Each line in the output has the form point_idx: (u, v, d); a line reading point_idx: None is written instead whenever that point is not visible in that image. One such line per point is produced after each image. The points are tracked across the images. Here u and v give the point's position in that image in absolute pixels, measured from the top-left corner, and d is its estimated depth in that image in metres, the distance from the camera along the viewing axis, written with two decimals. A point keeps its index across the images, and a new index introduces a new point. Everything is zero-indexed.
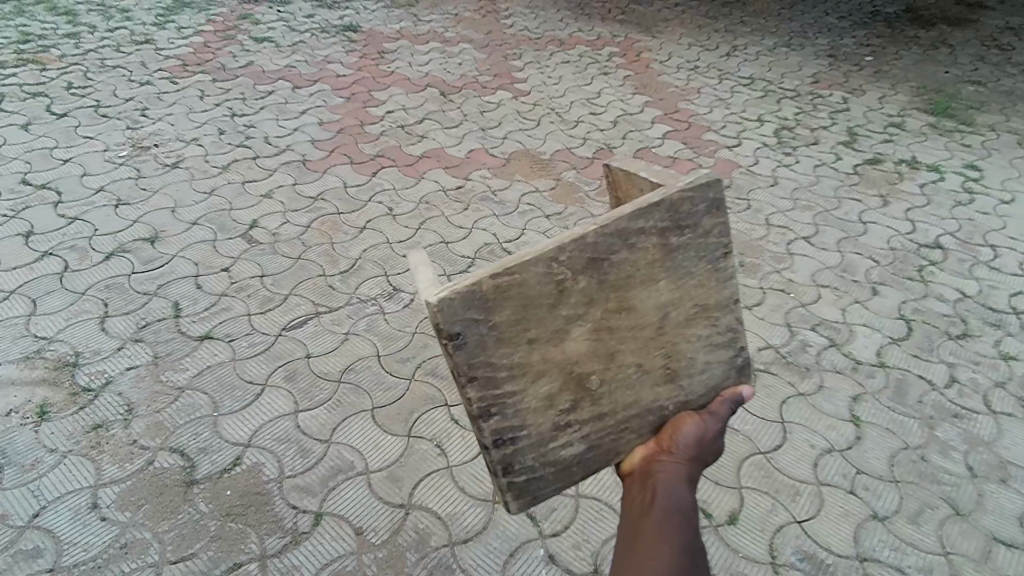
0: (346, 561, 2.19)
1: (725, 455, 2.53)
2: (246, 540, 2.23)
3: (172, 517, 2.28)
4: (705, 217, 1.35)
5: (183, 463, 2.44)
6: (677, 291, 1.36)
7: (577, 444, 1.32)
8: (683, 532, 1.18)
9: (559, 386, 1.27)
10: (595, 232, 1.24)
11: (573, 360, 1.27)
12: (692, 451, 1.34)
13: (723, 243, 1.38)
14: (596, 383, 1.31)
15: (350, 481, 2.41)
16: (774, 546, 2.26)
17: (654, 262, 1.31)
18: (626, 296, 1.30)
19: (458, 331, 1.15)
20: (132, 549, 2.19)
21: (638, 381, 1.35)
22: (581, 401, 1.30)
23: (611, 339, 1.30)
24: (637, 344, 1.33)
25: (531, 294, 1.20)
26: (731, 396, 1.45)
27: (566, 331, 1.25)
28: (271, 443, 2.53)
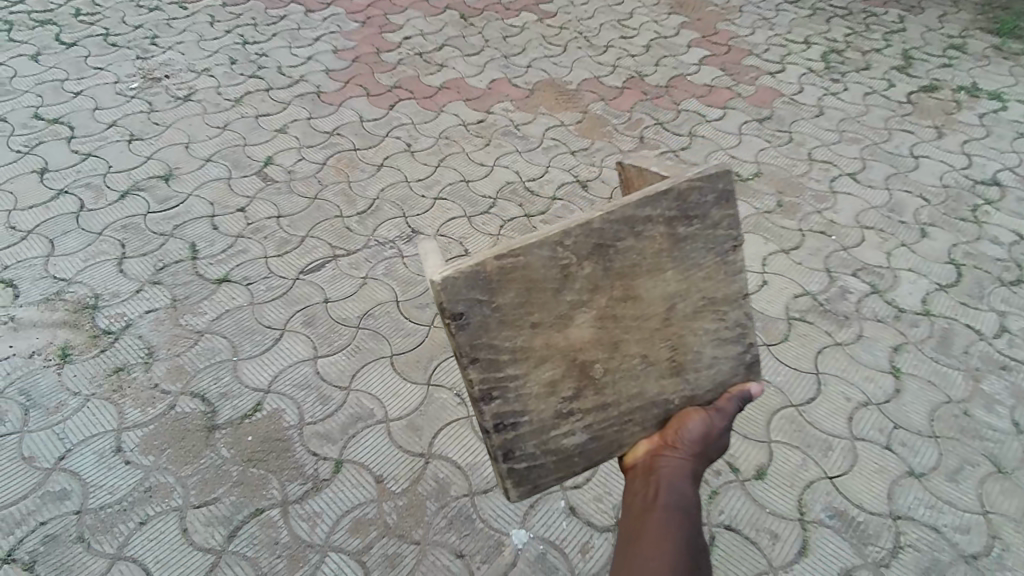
0: (367, 509, 2.18)
1: (755, 408, 2.44)
2: (268, 486, 2.23)
3: (195, 462, 2.27)
4: (714, 209, 1.41)
5: (204, 408, 2.41)
6: (683, 281, 1.42)
7: (579, 434, 1.39)
8: (684, 523, 1.21)
9: (560, 372, 1.35)
10: (600, 219, 1.31)
11: (577, 347, 1.35)
12: (697, 446, 1.37)
13: (732, 236, 1.44)
14: (599, 371, 1.38)
15: (370, 429, 2.38)
16: (803, 501, 2.19)
17: (660, 251, 1.38)
18: (631, 282, 1.36)
19: (462, 310, 1.23)
20: (156, 493, 2.19)
21: (641, 371, 1.41)
22: (584, 389, 1.38)
23: (616, 327, 1.37)
24: (641, 332, 1.39)
25: (534, 278, 1.28)
26: (739, 394, 1.49)
27: (570, 316, 1.33)
28: (291, 389, 2.49)
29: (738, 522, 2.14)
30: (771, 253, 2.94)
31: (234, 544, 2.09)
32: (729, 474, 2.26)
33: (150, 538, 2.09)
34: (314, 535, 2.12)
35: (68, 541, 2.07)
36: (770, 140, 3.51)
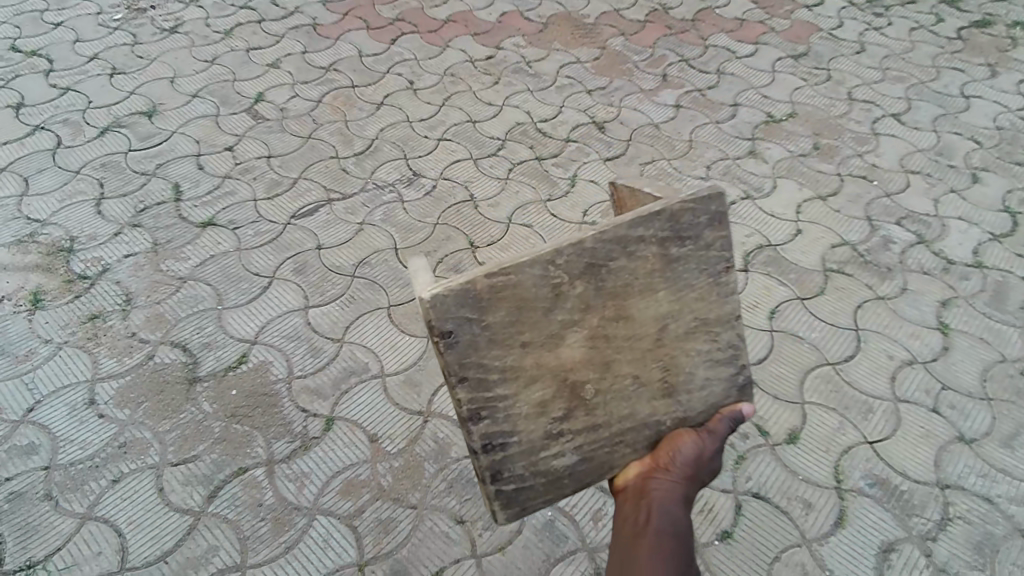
0: (360, 470, 1.99)
1: (788, 366, 2.21)
2: (252, 444, 2.02)
3: (173, 416, 2.07)
4: (707, 231, 1.27)
5: (186, 359, 2.21)
6: (675, 302, 1.28)
7: (570, 455, 1.28)
8: (673, 564, 1.16)
9: (552, 394, 1.24)
10: (593, 237, 1.19)
11: (568, 366, 1.24)
12: (688, 471, 1.29)
13: (725, 258, 1.29)
14: (591, 393, 1.26)
15: (364, 385, 2.18)
16: (840, 468, 1.98)
17: (652, 272, 1.25)
18: (624, 302, 1.24)
19: (451, 329, 1.14)
20: (131, 449, 1.99)
21: (632, 395, 1.29)
22: (575, 409, 1.26)
23: (608, 347, 1.25)
24: (631, 354, 1.27)
25: (524, 296, 1.17)
26: (731, 414, 1.37)
27: (562, 335, 1.21)
28: (280, 341, 2.28)
29: (768, 490, 1.94)
30: (807, 200, 2.68)
31: (213, 505, 1.88)
32: (759, 438, 2.05)
33: (123, 497, 1.89)
34: (301, 497, 1.92)
35: (34, 499, 1.89)
36: (806, 78, 3.21)
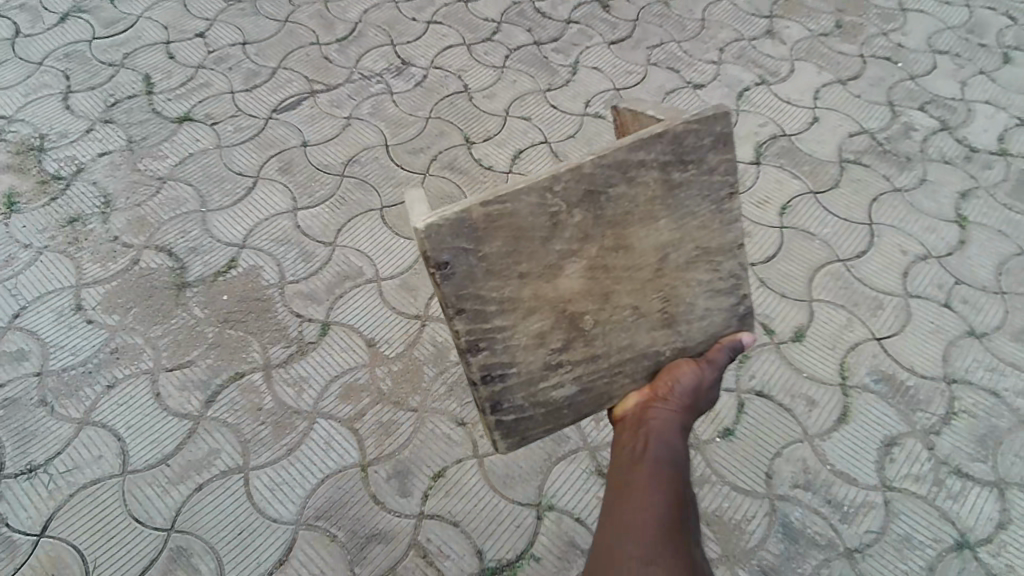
0: (358, 373, 1.94)
1: (798, 264, 2.13)
2: (248, 349, 1.97)
3: (164, 322, 2.02)
4: (710, 154, 1.20)
5: (173, 264, 2.14)
6: (676, 231, 1.23)
7: (568, 386, 1.28)
8: (671, 489, 1.15)
9: (549, 326, 1.22)
10: (591, 162, 1.14)
11: (567, 298, 1.21)
12: (686, 401, 1.28)
13: (729, 182, 1.23)
14: (588, 324, 1.24)
15: (359, 290, 2.10)
16: (846, 365, 1.95)
17: (653, 199, 1.19)
18: (623, 230, 1.19)
19: (447, 260, 1.11)
20: (123, 355, 1.95)
21: (631, 326, 1.27)
22: (574, 340, 1.25)
23: (607, 278, 1.21)
24: (631, 285, 1.23)
25: (521, 226, 1.13)
26: (731, 344, 1.34)
27: (560, 266, 1.18)
28: (269, 245, 2.19)
29: (772, 388, 1.91)
30: (826, 85, 2.51)
31: (212, 410, 1.86)
32: (764, 337, 2.00)
33: (119, 402, 1.87)
34: (300, 402, 1.88)
35: (29, 404, 1.87)
36: None
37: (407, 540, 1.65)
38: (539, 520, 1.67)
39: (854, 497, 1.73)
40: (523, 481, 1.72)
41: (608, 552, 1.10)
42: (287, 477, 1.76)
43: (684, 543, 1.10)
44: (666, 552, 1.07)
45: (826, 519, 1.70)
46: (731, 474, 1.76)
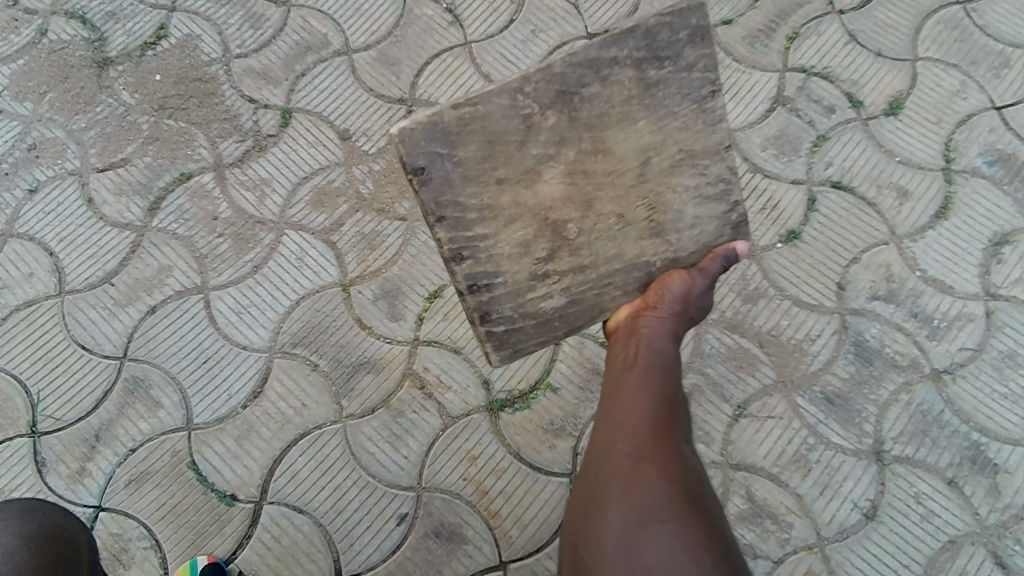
0: (333, 175, 1.55)
1: (902, 11, 1.63)
2: (192, 144, 1.57)
3: (87, 112, 1.60)
4: (687, 50, 0.93)
5: (89, 36, 1.67)
6: (656, 133, 0.96)
7: (558, 299, 1.04)
8: (666, 393, 0.93)
9: (528, 240, 0.99)
10: (561, 58, 0.90)
11: (549, 206, 0.97)
12: (684, 311, 1.02)
13: (713, 78, 0.95)
14: (573, 232, 0.99)
15: (327, 66, 1.64)
16: (952, 145, 1.52)
17: (628, 100, 0.94)
18: (603, 129, 0.94)
19: (423, 165, 0.90)
20: (43, 152, 1.56)
21: (618, 235, 1.01)
22: (560, 252, 1.00)
23: (591, 186, 0.97)
24: (615, 192, 0.98)
25: (494, 129, 0.91)
26: (727, 251, 1.05)
27: (538, 170, 0.94)
28: (205, 8, 1.69)
29: (854, 178, 1.50)
30: None
31: (158, 220, 1.50)
32: (849, 112, 1.56)
33: (47, 210, 1.51)
34: (263, 210, 1.51)
35: None
36: None
37: (399, 370, 1.38)
38: (556, 346, 1.37)
39: (948, 309, 1.40)
40: None
41: (591, 459, 0.89)
42: (254, 298, 1.44)
43: (681, 446, 0.88)
44: (657, 448, 0.86)
45: (909, 337, 1.38)
46: (793, 287, 1.42)
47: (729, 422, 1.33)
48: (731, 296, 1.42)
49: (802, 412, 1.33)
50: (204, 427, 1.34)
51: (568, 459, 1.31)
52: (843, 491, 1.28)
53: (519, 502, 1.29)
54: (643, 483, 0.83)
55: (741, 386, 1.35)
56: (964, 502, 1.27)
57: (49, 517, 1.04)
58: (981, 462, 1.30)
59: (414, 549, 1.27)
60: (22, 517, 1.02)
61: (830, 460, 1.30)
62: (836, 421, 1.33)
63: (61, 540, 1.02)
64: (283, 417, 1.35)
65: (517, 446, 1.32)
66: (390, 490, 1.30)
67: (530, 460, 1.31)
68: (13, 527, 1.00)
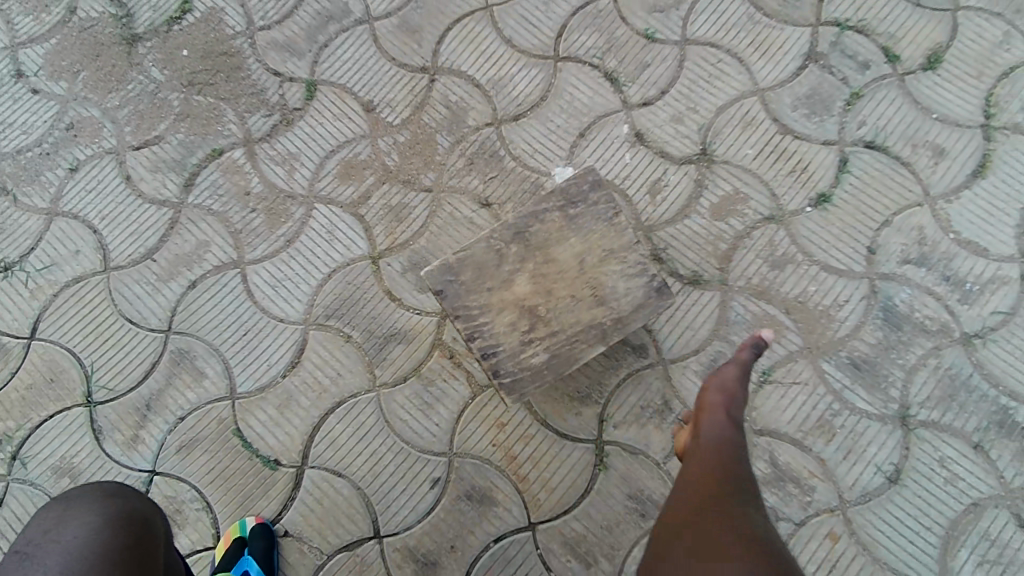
0: (359, 147, 1.57)
1: None
2: (222, 119, 1.59)
3: (119, 89, 1.63)
4: (592, 194, 1.30)
5: (116, 11, 1.68)
6: (587, 242, 1.27)
7: (543, 355, 1.24)
8: (719, 458, 1.00)
9: (511, 323, 1.25)
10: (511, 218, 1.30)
11: (523, 296, 1.25)
12: (736, 395, 1.12)
13: (614, 206, 1.29)
14: (544, 311, 1.25)
15: (349, 35, 1.64)
16: (993, 100, 1.47)
17: (560, 230, 1.28)
18: (549, 245, 1.27)
19: (442, 287, 1.26)
20: (81, 131, 1.60)
21: (576, 311, 1.25)
22: (536, 325, 1.24)
23: (552, 282, 1.26)
24: (566, 283, 1.26)
25: (478, 259, 1.27)
26: (751, 342, 1.19)
27: (511, 277, 1.26)
28: None
29: (889, 136, 1.46)
30: None
31: (193, 196, 1.54)
32: (885, 66, 1.50)
33: (87, 189, 1.56)
34: (293, 184, 1.54)
35: None
36: None
37: (429, 340, 1.42)
38: None
39: (982, 272, 1.38)
40: None
41: (660, 537, 0.96)
42: (288, 272, 1.49)
43: (730, 496, 0.94)
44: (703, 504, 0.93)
45: (940, 301, 1.37)
46: (821, 252, 1.41)
47: (753, 388, 1.35)
48: (757, 262, 1.41)
49: (828, 377, 1.34)
50: (247, 396, 1.41)
51: (593, 426, 1.35)
52: (866, 455, 1.30)
53: (547, 466, 1.34)
54: (693, 535, 0.89)
55: (766, 352, 1.36)
56: (990, 466, 1.28)
57: (130, 501, 0.91)
58: (1009, 426, 1.30)
59: (447, 511, 1.33)
60: (101, 502, 0.88)
61: (854, 424, 1.32)
62: (861, 387, 1.33)
63: (140, 518, 0.89)
64: (320, 386, 1.41)
65: (543, 414, 1.36)
66: (423, 455, 1.36)
67: (557, 427, 1.36)
68: (96, 506, 0.87)
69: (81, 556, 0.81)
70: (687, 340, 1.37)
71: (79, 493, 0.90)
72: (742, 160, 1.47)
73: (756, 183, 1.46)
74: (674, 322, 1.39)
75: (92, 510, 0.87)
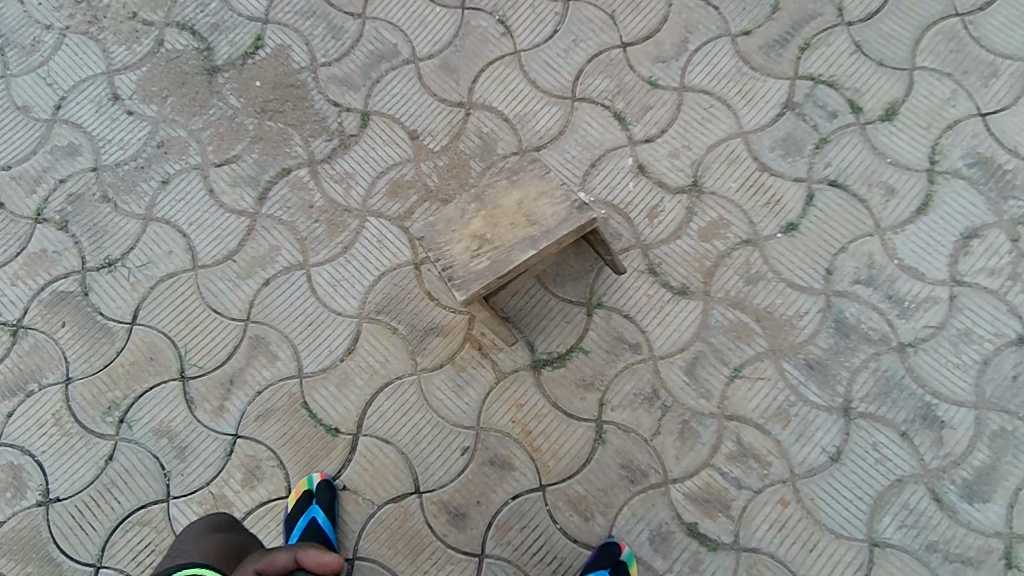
0: (405, 169, 1.86)
1: (906, 23, 1.83)
2: (290, 142, 1.89)
3: (203, 113, 1.92)
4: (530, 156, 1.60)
5: (199, 45, 1.97)
6: (525, 183, 1.56)
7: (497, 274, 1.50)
8: None
9: (466, 246, 1.52)
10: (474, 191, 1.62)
11: (474, 230, 1.54)
12: None
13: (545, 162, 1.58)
14: (490, 236, 1.52)
15: (397, 72, 1.93)
16: (938, 148, 1.75)
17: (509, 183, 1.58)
18: (497, 190, 1.56)
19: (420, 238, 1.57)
20: (171, 149, 1.90)
21: (518, 229, 1.51)
22: (484, 249, 1.51)
23: (497, 217, 1.54)
24: (507, 214, 1.54)
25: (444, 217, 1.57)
26: None
27: (463, 217, 1.55)
28: (294, 20, 1.97)
29: (849, 176, 1.75)
30: None
31: (266, 207, 1.84)
32: (849, 116, 1.79)
33: (177, 199, 1.86)
34: (349, 199, 1.84)
35: (93, 201, 1.87)
36: None
37: (461, 334, 1.73)
38: (588, 318, 1.70)
39: (918, 293, 1.67)
40: (574, 281, 1.72)
41: None
42: (346, 273, 1.79)
43: None
44: None
45: (882, 316, 1.67)
46: (788, 271, 1.71)
47: (726, 382, 1.65)
48: (734, 278, 1.71)
49: (787, 374, 1.64)
50: (312, 375, 1.72)
51: (595, 408, 1.66)
52: (815, 439, 1.61)
53: (556, 440, 1.65)
54: None
55: (738, 353, 1.67)
56: (913, 450, 1.59)
57: (239, 533, 1.43)
58: (931, 419, 1.60)
59: (475, 473, 1.65)
60: (208, 534, 1.37)
61: (807, 414, 1.62)
62: (814, 383, 1.64)
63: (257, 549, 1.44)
64: (371, 369, 1.72)
65: (555, 397, 1.67)
66: (455, 427, 1.67)
67: (566, 408, 1.66)
68: (214, 532, 1.38)
69: (206, 556, 1.29)
70: (674, 340, 1.68)
71: (194, 526, 1.40)
72: (726, 192, 1.77)
73: (737, 212, 1.75)
74: (664, 325, 1.69)
75: (215, 535, 1.38)
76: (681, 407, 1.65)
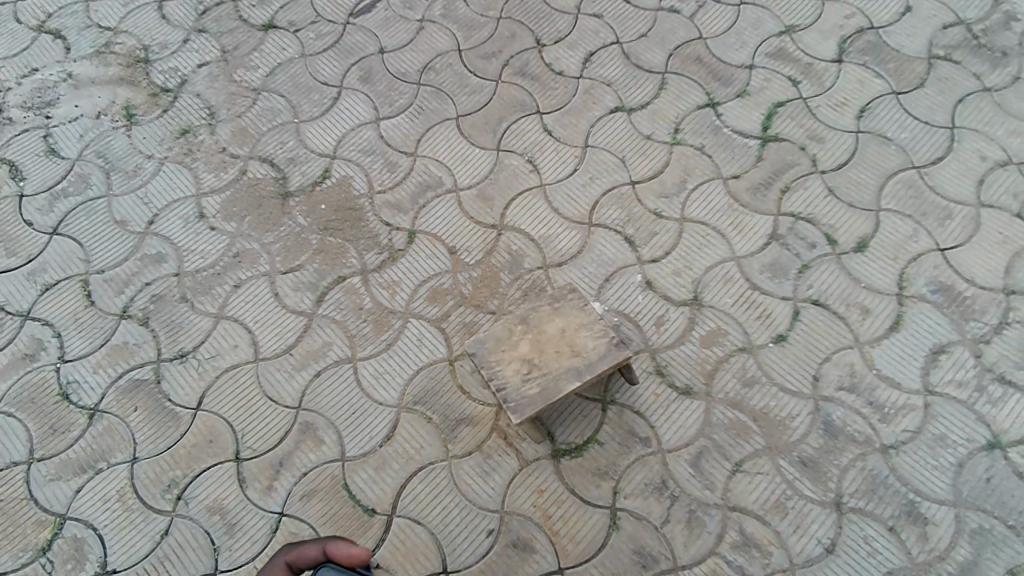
0: (444, 278, 2.15)
1: (870, 172, 2.19)
2: (347, 255, 2.20)
3: (274, 230, 2.25)
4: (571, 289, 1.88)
5: (275, 174, 2.35)
6: (569, 317, 1.83)
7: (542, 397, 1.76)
8: None
9: (517, 370, 1.78)
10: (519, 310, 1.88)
11: (523, 354, 1.80)
12: None
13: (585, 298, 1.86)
14: (539, 363, 1.79)
15: (440, 199, 2.27)
16: (905, 275, 2.04)
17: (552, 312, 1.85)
18: (543, 319, 1.84)
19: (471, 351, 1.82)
20: (244, 258, 2.21)
21: (562, 361, 1.78)
22: (533, 373, 1.78)
23: (543, 345, 1.81)
24: (554, 344, 1.80)
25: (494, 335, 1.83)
26: None
27: (515, 341, 1.82)
28: (356, 155, 2.36)
29: (829, 297, 2.03)
30: None
31: (323, 309, 2.12)
32: (826, 246, 2.10)
33: (247, 300, 2.14)
34: (394, 303, 2.12)
35: (173, 300, 2.16)
36: None
37: (489, 424, 1.93)
38: (603, 413, 1.91)
39: (896, 400, 1.89)
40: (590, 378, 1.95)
41: None
42: (388, 366, 2.03)
43: None
44: None
45: (866, 419, 1.87)
46: (779, 377, 1.93)
47: (728, 475, 1.83)
48: (733, 381, 1.94)
49: (783, 470, 1.83)
50: (354, 458, 1.91)
51: (609, 495, 1.83)
52: (811, 530, 1.76)
53: (574, 525, 1.81)
54: None
55: (738, 449, 1.86)
56: (901, 544, 1.74)
57: None
58: (915, 515, 1.76)
59: (499, 555, 1.79)
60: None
61: (802, 507, 1.79)
62: (807, 479, 1.81)
63: None
64: (407, 454, 1.91)
65: (572, 484, 1.84)
66: (482, 510, 1.83)
67: (582, 495, 1.83)
68: None
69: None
70: (679, 435, 1.88)
71: None
72: (723, 307, 2.04)
73: (733, 324, 2.01)
74: (670, 421, 1.90)
75: None
76: (688, 497, 1.81)
